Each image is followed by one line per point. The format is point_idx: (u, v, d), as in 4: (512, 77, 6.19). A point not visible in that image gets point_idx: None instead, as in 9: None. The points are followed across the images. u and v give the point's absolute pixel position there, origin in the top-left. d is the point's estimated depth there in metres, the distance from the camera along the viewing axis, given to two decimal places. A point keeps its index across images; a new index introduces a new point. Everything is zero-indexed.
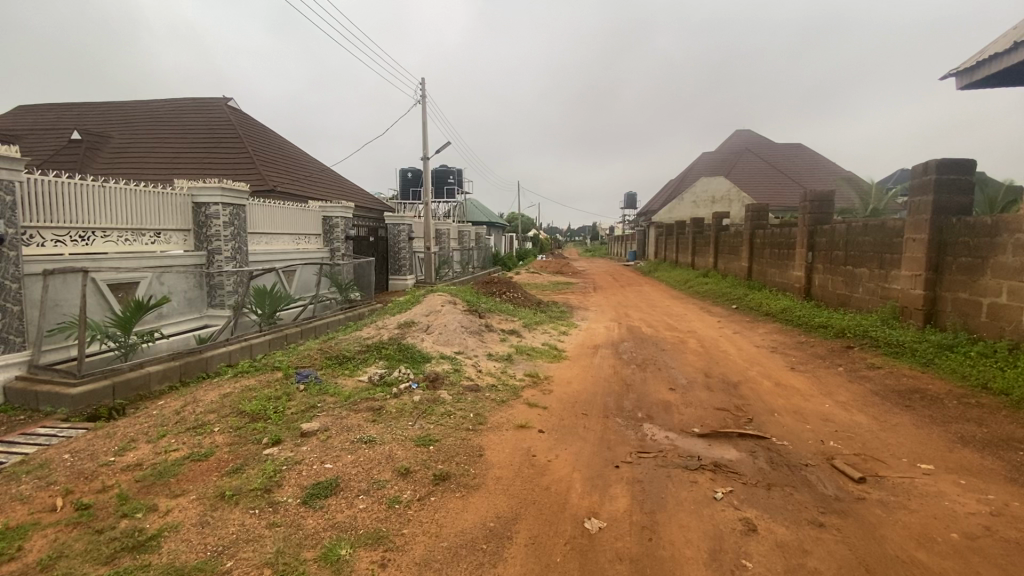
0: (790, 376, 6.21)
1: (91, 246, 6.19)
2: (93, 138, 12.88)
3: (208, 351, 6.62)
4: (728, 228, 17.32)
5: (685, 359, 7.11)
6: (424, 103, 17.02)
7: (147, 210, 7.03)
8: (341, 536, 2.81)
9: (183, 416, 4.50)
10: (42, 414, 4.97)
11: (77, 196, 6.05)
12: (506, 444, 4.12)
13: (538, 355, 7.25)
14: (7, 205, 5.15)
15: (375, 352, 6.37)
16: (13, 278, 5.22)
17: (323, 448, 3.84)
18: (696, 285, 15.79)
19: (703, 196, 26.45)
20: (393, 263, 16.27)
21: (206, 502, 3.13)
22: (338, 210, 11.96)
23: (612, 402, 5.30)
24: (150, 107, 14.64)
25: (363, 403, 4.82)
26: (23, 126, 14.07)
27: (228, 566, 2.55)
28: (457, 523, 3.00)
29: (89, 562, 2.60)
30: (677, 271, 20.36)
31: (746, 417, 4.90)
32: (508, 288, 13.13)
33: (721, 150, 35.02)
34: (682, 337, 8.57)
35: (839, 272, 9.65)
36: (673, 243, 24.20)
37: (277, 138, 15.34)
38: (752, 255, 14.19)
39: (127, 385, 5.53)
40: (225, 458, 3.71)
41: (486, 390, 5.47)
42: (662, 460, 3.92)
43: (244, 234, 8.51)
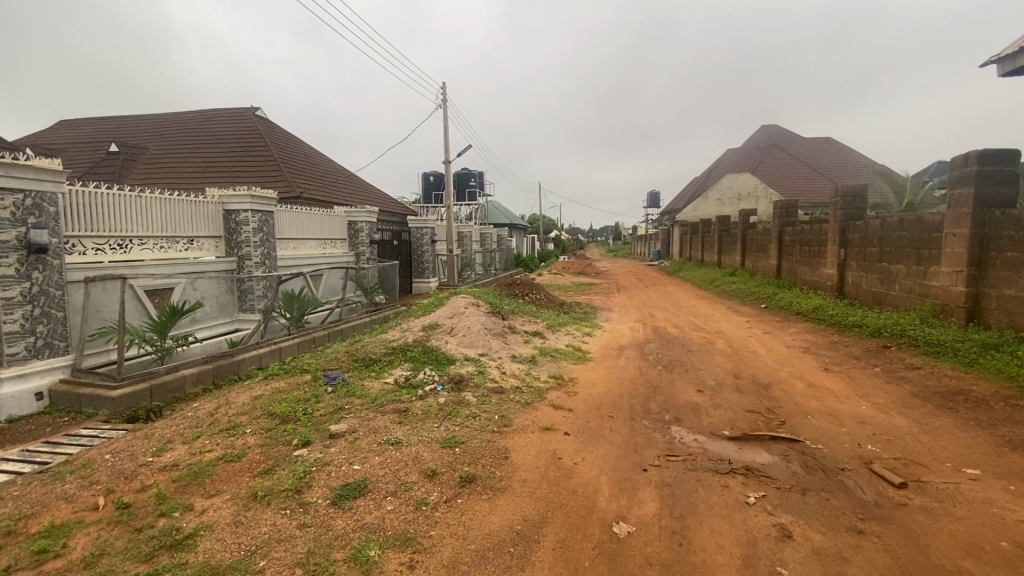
0: (823, 377, 6.02)
1: (129, 254, 6.43)
2: (129, 150, 13.40)
3: (239, 354, 6.79)
4: (755, 225, 16.96)
5: (712, 360, 6.97)
6: (445, 107, 17.15)
7: (180, 218, 7.26)
8: (370, 537, 2.84)
9: (216, 418, 4.63)
10: (84, 416, 5.19)
11: (114, 205, 6.28)
12: (531, 447, 4.10)
13: (562, 357, 7.21)
14: (51, 216, 5.40)
15: (401, 354, 6.43)
16: (57, 285, 5.48)
17: (352, 450, 3.90)
18: (723, 285, 15.50)
19: (728, 193, 26.01)
20: (416, 266, 16.44)
21: (239, 503, 3.20)
22: (362, 215, 12.16)
23: (638, 404, 5.23)
24: (181, 119, 15.13)
25: (389, 405, 4.88)
26: (64, 140, 14.74)
27: (261, 566, 2.60)
28: (485, 525, 3.00)
29: (128, 560, 2.68)
30: (703, 271, 19.99)
31: (778, 419, 4.77)
32: (532, 291, 12.87)
33: (748, 146, 34.29)
34: (709, 337, 8.40)
35: (873, 269, 9.33)
36: (697, 242, 23.82)
37: (303, 145, 15.65)
38: (781, 253, 13.85)
39: (164, 387, 5.72)
40: (257, 459, 3.80)
41: (510, 392, 5.46)
42: (691, 464, 3.85)
43: (273, 240, 8.72)
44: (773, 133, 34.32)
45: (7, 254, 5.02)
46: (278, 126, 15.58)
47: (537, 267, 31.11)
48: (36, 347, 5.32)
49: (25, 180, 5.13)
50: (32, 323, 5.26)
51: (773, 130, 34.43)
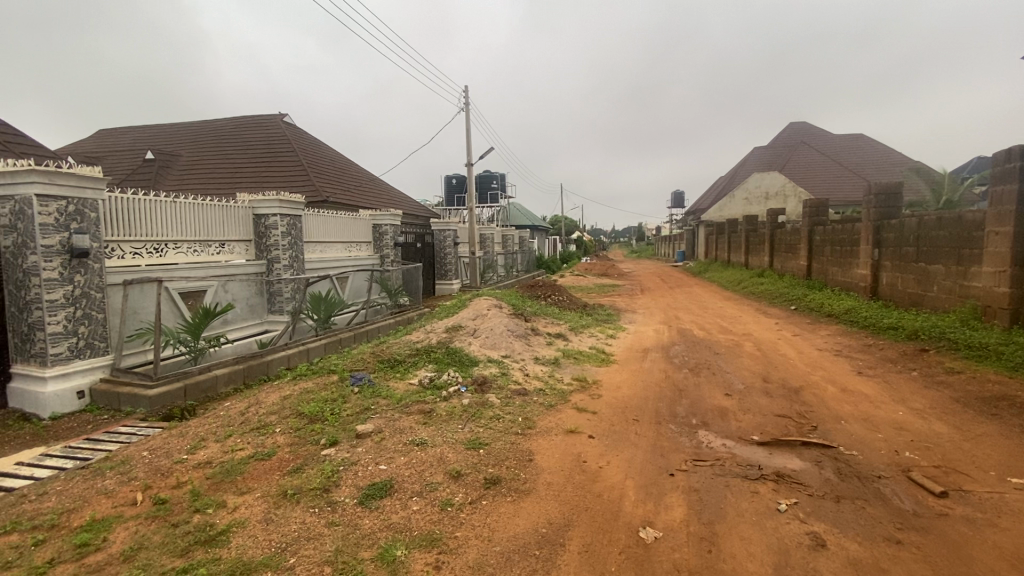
0: (857, 381, 5.83)
1: (164, 257, 6.66)
2: (164, 157, 13.90)
3: (268, 355, 6.96)
4: (784, 225, 16.57)
5: (740, 363, 6.83)
6: (467, 110, 17.29)
7: (212, 222, 7.49)
8: (396, 537, 2.87)
9: (247, 417, 4.75)
10: (123, 414, 5.39)
11: (151, 211, 6.51)
12: (556, 450, 4.08)
13: (585, 359, 7.16)
14: (92, 222, 5.63)
15: (425, 356, 6.48)
16: (97, 288, 5.71)
17: (378, 450, 3.95)
18: (751, 286, 15.18)
19: (755, 193, 25.46)
20: (439, 268, 16.58)
21: (270, 501, 3.27)
22: (386, 218, 12.32)
23: (664, 408, 5.15)
24: (213, 126, 15.60)
25: (414, 406, 4.92)
26: (103, 149, 15.36)
27: (291, 563, 2.65)
28: (510, 527, 2.99)
29: (166, 554, 2.77)
30: (729, 271, 19.61)
31: (810, 424, 4.64)
32: (554, 292, 12.91)
33: (775, 144, 33.55)
34: (737, 340, 8.22)
35: (910, 270, 9.01)
36: (724, 243, 23.37)
37: (329, 150, 15.97)
38: (811, 253, 13.49)
39: (198, 387, 5.91)
40: (286, 458, 3.88)
41: (534, 394, 5.45)
42: (719, 469, 3.77)
43: (301, 243, 8.92)
44: (801, 130, 33.51)
45: (52, 258, 5.25)
46: (305, 131, 15.93)
47: (559, 269, 31.01)
48: (78, 347, 5.55)
49: (68, 187, 5.37)
50: (75, 324, 5.49)
51: (802, 127, 33.59)
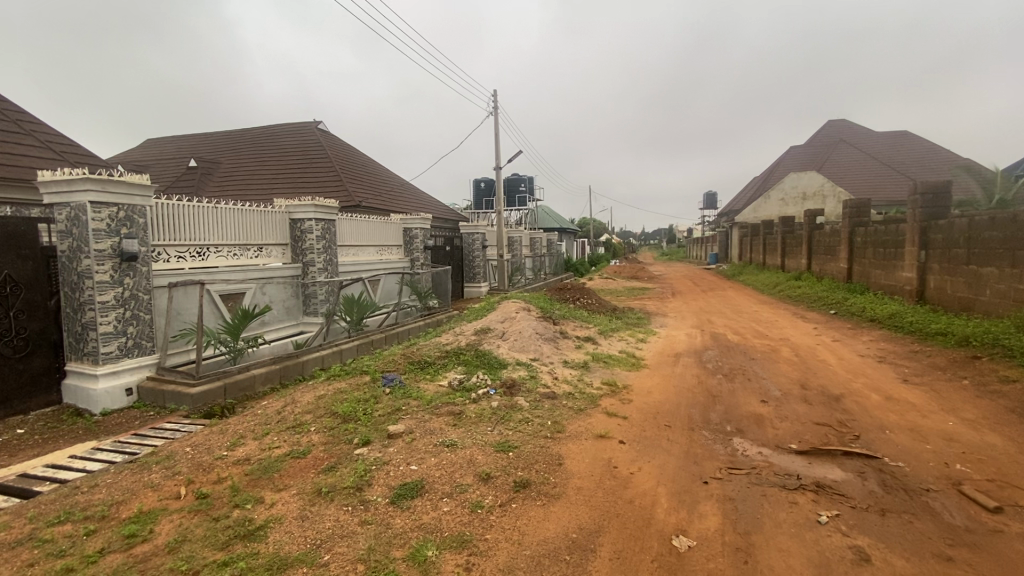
0: (902, 389, 5.58)
1: (206, 261, 6.93)
2: (206, 165, 14.48)
3: (303, 356, 7.15)
4: (822, 227, 16.01)
5: (777, 369, 6.62)
6: (496, 114, 17.39)
7: (251, 227, 7.76)
8: (427, 537, 2.89)
9: (283, 416, 4.88)
10: (168, 411, 5.62)
11: (195, 216, 6.79)
12: (585, 454, 4.04)
13: (615, 363, 7.09)
14: (140, 227, 5.92)
15: (454, 358, 6.54)
16: (145, 290, 5.99)
17: (409, 450, 4.00)
18: (787, 290, 14.73)
19: (791, 193, 24.70)
20: (468, 271, 16.71)
21: (305, 498, 3.35)
22: (416, 222, 12.49)
23: (697, 414, 5.05)
24: (251, 134, 16.16)
25: (444, 407, 4.96)
26: (151, 157, 16.12)
27: (325, 559, 2.71)
28: (540, 531, 2.98)
29: (208, 547, 2.87)
30: (764, 275, 19.07)
31: (852, 433, 4.46)
32: (583, 294, 12.88)
33: (812, 143, 32.50)
34: (773, 345, 7.98)
35: (960, 272, 8.57)
36: (758, 245, 22.75)
37: (361, 156, 16.33)
38: (852, 255, 12.99)
39: (237, 386, 6.12)
40: (321, 457, 3.96)
41: (563, 398, 5.42)
42: (755, 478, 3.66)
43: (335, 247, 9.14)
44: (840, 129, 32.40)
45: (104, 261, 5.54)
46: (338, 138, 16.34)
47: (587, 272, 30.79)
48: (127, 346, 5.82)
49: (120, 194, 5.66)
50: (124, 325, 5.78)
51: (841, 125, 32.46)
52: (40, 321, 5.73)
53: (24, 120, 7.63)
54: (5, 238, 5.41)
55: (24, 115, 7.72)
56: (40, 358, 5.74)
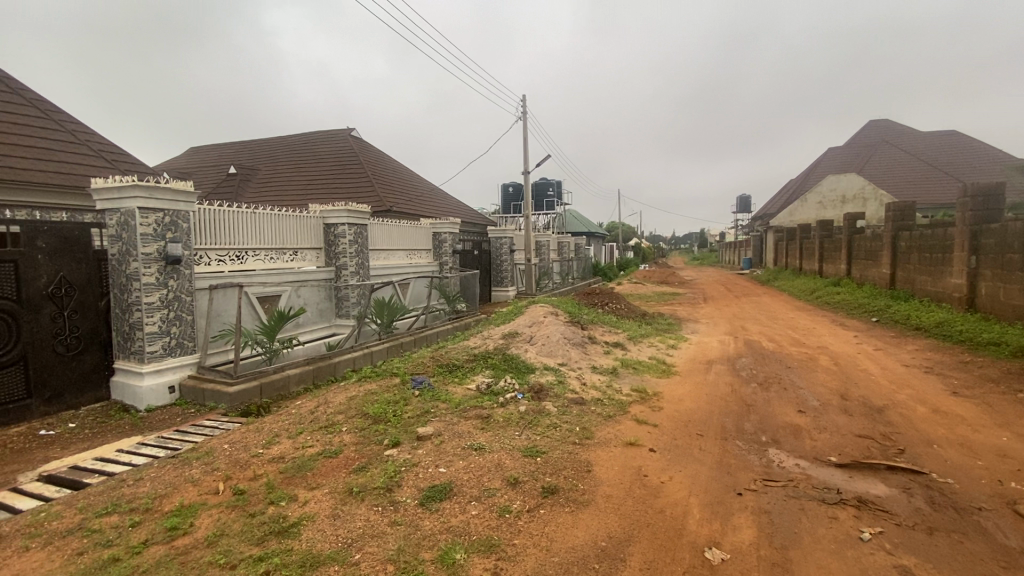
0: (951, 402, 5.30)
1: (245, 264, 7.17)
2: (245, 171, 15.03)
3: (336, 357, 7.31)
4: (863, 231, 15.43)
5: (815, 378, 6.39)
6: (524, 119, 17.44)
7: (287, 231, 8.00)
8: (455, 540, 2.91)
9: (316, 416, 4.99)
10: (207, 409, 5.83)
11: (234, 221, 7.04)
12: (615, 462, 3.99)
13: (645, 369, 6.98)
14: (184, 232, 6.17)
15: (482, 361, 6.56)
16: (187, 292, 6.24)
17: (437, 452, 4.03)
18: (825, 296, 14.23)
19: (830, 196, 23.89)
20: (495, 275, 16.77)
21: (337, 497, 3.42)
22: (445, 226, 12.63)
23: (730, 424, 4.92)
24: (288, 141, 16.68)
25: (471, 411, 4.98)
26: (194, 165, 16.83)
27: (356, 559, 2.75)
28: (568, 538, 2.96)
29: (244, 542, 2.96)
30: (801, 280, 18.48)
31: (896, 446, 4.27)
32: (612, 299, 12.74)
33: (852, 144, 31.38)
34: (810, 354, 7.71)
35: (1014, 279, 8.11)
36: (795, 249, 22.03)
37: (393, 162, 16.64)
38: (895, 261, 12.45)
39: (272, 386, 6.30)
40: (352, 457, 4.04)
41: (592, 404, 5.37)
42: (792, 491, 3.54)
43: (366, 251, 9.33)
44: (883, 129, 31.16)
45: (150, 264, 5.80)
46: (371, 144, 16.69)
47: (616, 277, 30.45)
48: (170, 346, 6.07)
49: (165, 200, 5.93)
50: (168, 325, 6.03)
51: (883, 126, 31.28)
52: (91, 321, 6.04)
53: (79, 131, 8.09)
54: (61, 242, 5.74)
55: (79, 126, 8.18)
56: (91, 356, 6.05)
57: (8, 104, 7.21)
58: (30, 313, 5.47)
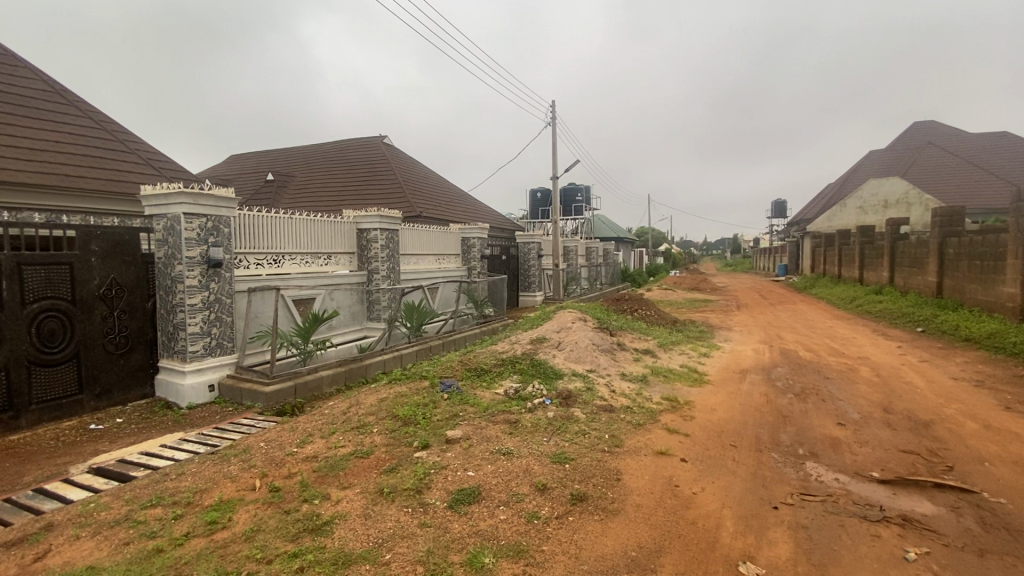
0: (1004, 418, 5.02)
1: (282, 268, 7.41)
2: (282, 178, 15.52)
3: (367, 359, 7.46)
4: (907, 237, 14.82)
5: (855, 390, 6.15)
6: (553, 124, 17.50)
7: (322, 236, 8.22)
8: (484, 544, 2.92)
9: (348, 417, 5.10)
10: (244, 407, 6.04)
11: (272, 226, 7.28)
12: (645, 471, 3.94)
13: (676, 378, 6.86)
14: (225, 236, 6.43)
15: (510, 366, 6.58)
16: (227, 294, 6.49)
17: (466, 456, 4.06)
18: (866, 305, 13.70)
19: (871, 201, 23.04)
20: (523, 280, 16.81)
21: (368, 497, 3.48)
22: (474, 231, 12.74)
23: (765, 435, 4.78)
24: (322, 149, 17.15)
25: (499, 415, 5.00)
26: (234, 172, 17.49)
27: (387, 559, 2.80)
28: (598, 547, 2.93)
29: (280, 538, 3.04)
30: (840, 288, 17.84)
31: (944, 463, 4.07)
32: (641, 306, 12.57)
33: (895, 146, 30.20)
34: (850, 364, 7.43)
35: None
36: (833, 256, 21.31)
37: (423, 168, 16.91)
38: (943, 268, 11.90)
39: (306, 386, 6.47)
40: (382, 457, 4.11)
41: (621, 412, 5.31)
42: (831, 506, 3.41)
43: (397, 256, 9.50)
44: (929, 131, 29.88)
45: (194, 268, 6.05)
46: (402, 151, 17.01)
47: (646, 283, 30.04)
48: (211, 346, 6.31)
49: (208, 206, 6.19)
50: (209, 326, 6.27)
51: (929, 127, 30.01)
52: (139, 321, 6.34)
53: (129, 141, 8.52)
54: (112, 246, 6.05)
55: (130, 136, 8.62)
56: (138, 355, 6.34)
57: (65, 115, 7.66)
58: (83, 313, 5.78)
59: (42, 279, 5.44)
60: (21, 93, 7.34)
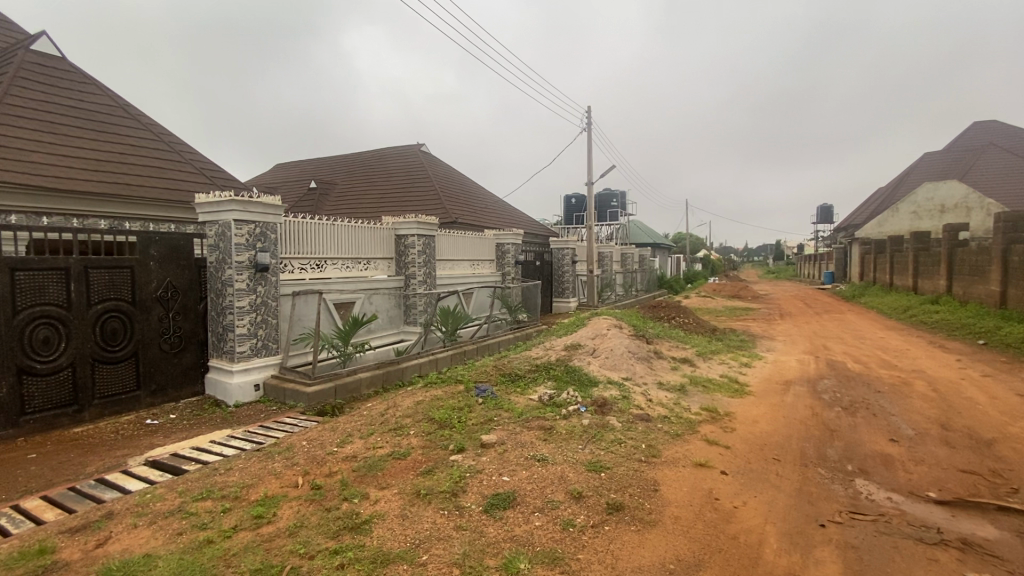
0: None
1: (324, 273, 7.67)
2: (324, 186, 16.05)
3: (403, 362, 7.61)
4: (967, 243, 13.99)
5: (909, 405, 5.84)
6: (589, 130, 17.44)
7: (362, 242, 8.46)
8: (519, 550, 2.93)
9: (386, 418, 5.22)
10: (288, 407, 6.25)
11: (315, 232, 7.55)
12: (683, 482, 3.86)
13: (716, 388, 6.68)
14: (272, 242, 6.71)
15: (544, 372, 6.57)
16: (273, 298, 6.76)
17: (501, 461, 4.08)
18: (921, 315, 12.97)
19: (926, 205, 21.87)
20: (557, 286, 16.77)
21: (405, 498, 3.55)
22: (509, 237, 12.81)
23: (811, 449, 4.60)
24: (362, 157, 17.65)
25: (534, 421, 5.00)
26: (279, 180, 18.20)
27: (424, 560, 2.85)
28: (634, 558, 2.89)
29: (321, 535, 3.14)
30: (892, 297, 16.98)
31: (1009, 485, 3.81)
32: (679, 313, 12.32)
33: (953, 148, 28.58)
34: (903, 377, 7.06)
35: None
36: (884, 263, 20.32)
37: (459, 175, 17.16)
38: (1007, 277, 11.17)
39: (346, 387, 6.66)
40: (419, 460, 4.18)
41: (658, 422, 5.22)
42: (883, 527, 3.25)
43: (433, 261, 9.66)
44: (991, 131, 28.14)
45: (242, 272, 6.34)
46: (438, 158, 17.32)
47: (683, 289, 29.40)
48: (257, 347, 6.58)
49: (257, 214, 6.47)
50: (256, 328, 6.54)
51: (991, 127, 28.28)
52: (192, 322, 6.68)
53: (185, 151, 9.03)
54: (169, 250, 6.42)
55: (185, 147, 9.14)
56: (190, 354, 6.68)
57: (128, 129, 8.20)
58: (142, 314, 6.14)
59: (107, 281, 5.82)
60: (90, 108, 7.92)
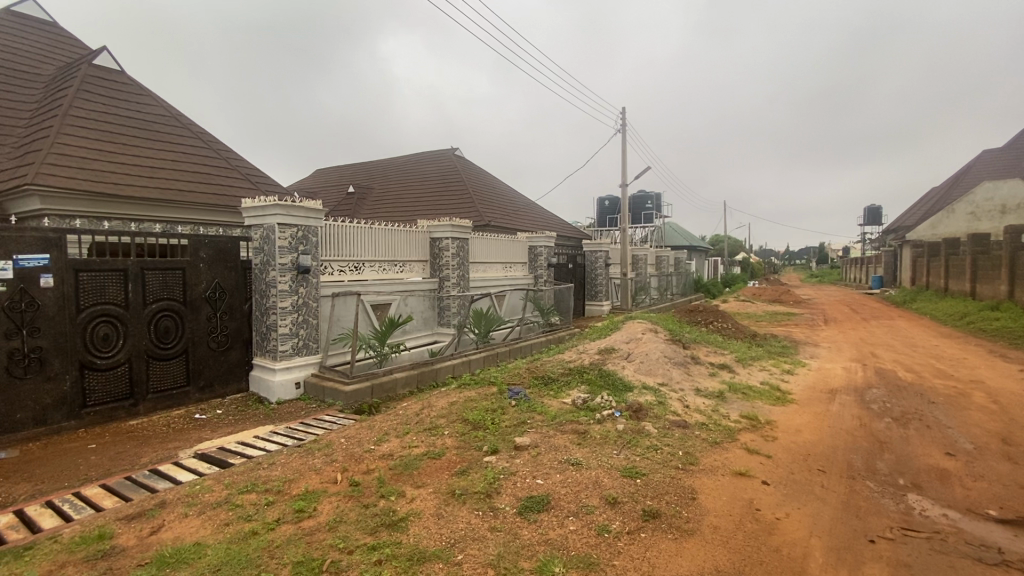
0: None
1: (362, 274, 7.86)
2: (362, 191, 16.47)
3: (437, 363, 7.72)
4: None
5: (968, 417, 5.50)
6: (623, 132, 17.29)
7: (398, 245, 8.64)
8: (554, 553, 2.92)
9: (421, 418, 5.30)
10: (327, 404, 6.44)
11: (353, 235, 7.75)
12: (722, 491, 3.76)
13: (756, 395, 6.47)
14: (313, 245, 6.94)
15: (578, 376, 6.52)
16: (313, 299, 6.98)
17: (535, 464, 4.08)
18: (980, 322, 12.22)
19: (984, 205, 20.62)
20: (590, 289, 16.63)
21: (440, 497, 3.60)
22: (542, 240, 12.81)
23: (859, 461, 4.40)
24: (398, 162, 18.02)
25: (568, 425, 4.98)
26: (319, 185, 18.76)
27: (459, 559, 2.88)
28: (671, 567, 2.84)
29: (360, 530, 3.22)
30: (947, 302, 16.06)
31: None
32: (716, 318, 12.01)
33: (1015, 144, 26.86)
34: (960, 388, 6.67)
35: None
36: (938, 267, 19.26)
37: (492, 178, 17.29)
38: None
39: (382, 387, 6.80)
40: (454, 460, 4.23)
41: (696, 429, 5.10)
42: (938, 545, 3.08)
43: (467, 264, 9.76)
44: None
45: (285, 274, 6.58)
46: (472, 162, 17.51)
47: (721, 293, 28.65)
48: (298, 346, 6.80)
49: (300, 217, 6.71)
50: (297, 328, 6.77)
51: None
52: (237, 321, 6.97)
53: (232, 158, 9.45)
54: (217, 253, 6.71)
55: (233, 154, 9.56)
56: (236, 352, 6.98)
57: (181, 138, 8.66)
58: (192, 314, 6.45)
59: (160, 282, 6.15)
60: (146, 119, 8.40)
